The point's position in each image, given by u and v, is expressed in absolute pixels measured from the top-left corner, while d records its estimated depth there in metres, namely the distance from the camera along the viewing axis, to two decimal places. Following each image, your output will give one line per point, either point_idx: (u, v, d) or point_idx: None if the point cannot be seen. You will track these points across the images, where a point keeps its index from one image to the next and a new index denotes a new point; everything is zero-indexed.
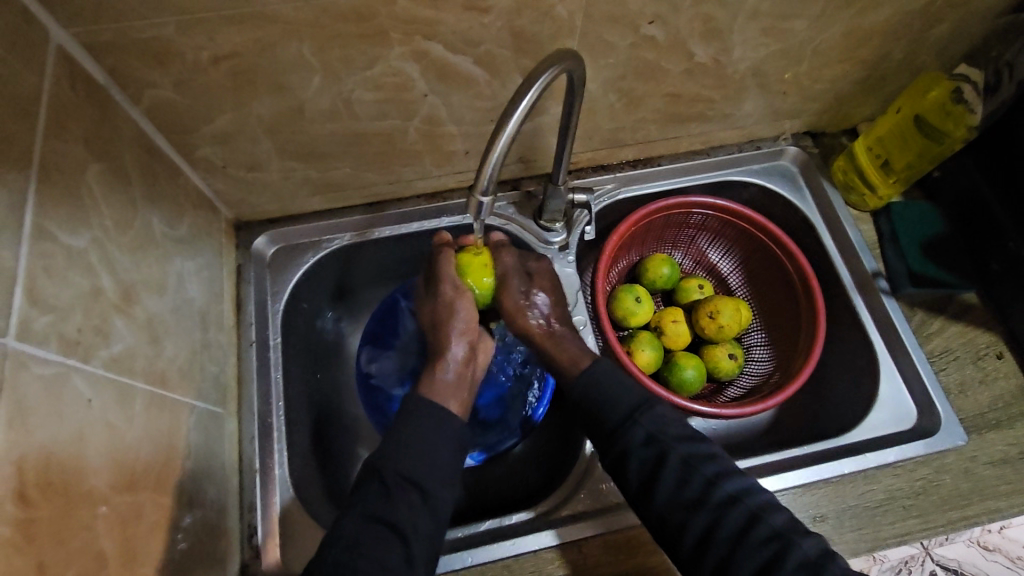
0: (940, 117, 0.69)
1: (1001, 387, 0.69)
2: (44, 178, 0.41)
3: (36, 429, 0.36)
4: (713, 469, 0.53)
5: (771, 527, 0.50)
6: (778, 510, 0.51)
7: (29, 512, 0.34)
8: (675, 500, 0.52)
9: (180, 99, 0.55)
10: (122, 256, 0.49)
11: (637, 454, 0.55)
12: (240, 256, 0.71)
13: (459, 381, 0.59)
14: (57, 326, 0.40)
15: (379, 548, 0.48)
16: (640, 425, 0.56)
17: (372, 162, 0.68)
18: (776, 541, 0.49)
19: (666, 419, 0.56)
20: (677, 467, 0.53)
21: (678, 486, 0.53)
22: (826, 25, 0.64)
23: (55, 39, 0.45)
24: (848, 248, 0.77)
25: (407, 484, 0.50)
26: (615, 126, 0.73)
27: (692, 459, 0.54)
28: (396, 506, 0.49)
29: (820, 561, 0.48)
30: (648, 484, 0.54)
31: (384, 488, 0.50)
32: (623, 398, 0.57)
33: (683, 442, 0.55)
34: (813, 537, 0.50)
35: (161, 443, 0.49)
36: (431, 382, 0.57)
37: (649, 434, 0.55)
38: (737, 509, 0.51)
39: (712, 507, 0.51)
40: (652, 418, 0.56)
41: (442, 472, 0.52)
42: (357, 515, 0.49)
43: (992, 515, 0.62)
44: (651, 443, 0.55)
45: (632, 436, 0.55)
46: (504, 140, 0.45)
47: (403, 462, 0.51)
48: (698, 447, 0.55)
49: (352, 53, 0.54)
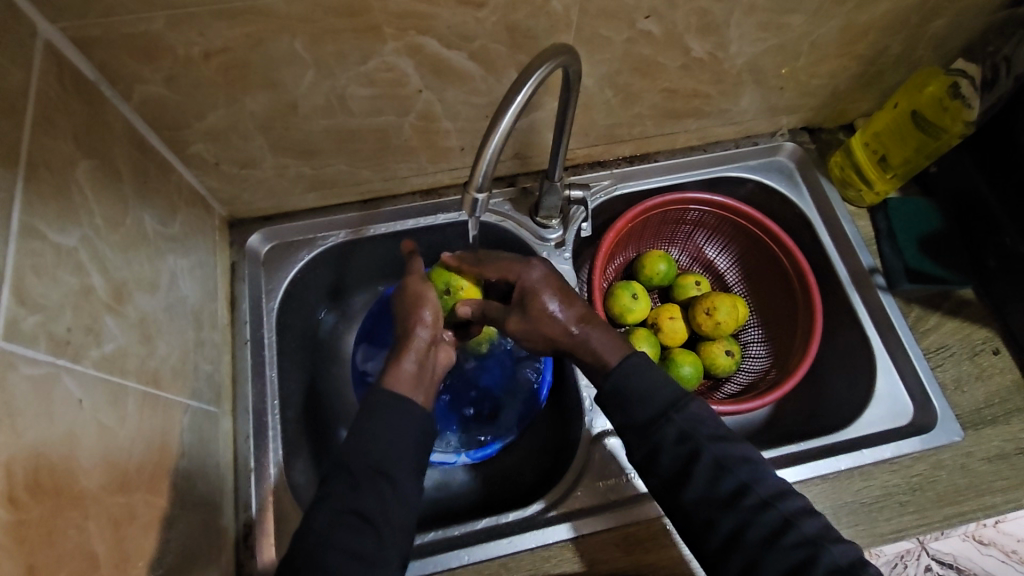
0: (936, 112, 0.69)
1: (998, 382, 0.69)
2: (33, 176, 0.40)
3: (25, 430, 0.35)
4: (748, 471, 0.52)
5: (802, 534, 0.49)
6: (805, 515, 0.51)
7: (20, 514, 0.34)
8: (705, 498, 0.51)
9: (172, 94, 0.54)
10: (114, 255, 0.48)
11: (670, 452, 0.53)
12: (234, 254, 0.71)
13: (420, 371, 0.56)
14: (46, 325, 0.39)
15: (345, 533, 0.47)
16: (673, 423, 0.54)
17: (367, 159, 0.68)
18: (807, 546, 0.48)
19: (701, 419, 0.54)
20: (710, 467, 0.52)
21: (709, 484, 0.52)
22: (823, 20, 0.63)
23: (42, 34, 0.45)
24: (846, 243, 0.77)
25: (375, 473, 0.49)
26: (611, 121, 0.72)
27: (725, 460, 0.52)
28: (364, 496, 0.48)
29: (851, 568, 0.47)
30: (676, 481, 0.52)
31: (354, 482, 0.49)
32: (648, 396, 0.55)
33: (716, 442, 0.53)
34: (843, 544, 0.49)
35: (154, 442, 0.49)
36: (392, 373, 0.55)
37: (682, 433, 0.53)
38: (769, 513, 0.50)
39: (742, 509, 0.50)
40: (686, 416, 0.54)
41: (408, 463, 0.51)
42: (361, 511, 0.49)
43: (988, 510, 0.62)
44: (684, 442, 0.53)
45: (664, 434, 0.53)
46: (500, 135, 0.44)
47: (373, 453, 0.50)
48: (733, 449, 0.53)
49: (345, 48, 0.54)
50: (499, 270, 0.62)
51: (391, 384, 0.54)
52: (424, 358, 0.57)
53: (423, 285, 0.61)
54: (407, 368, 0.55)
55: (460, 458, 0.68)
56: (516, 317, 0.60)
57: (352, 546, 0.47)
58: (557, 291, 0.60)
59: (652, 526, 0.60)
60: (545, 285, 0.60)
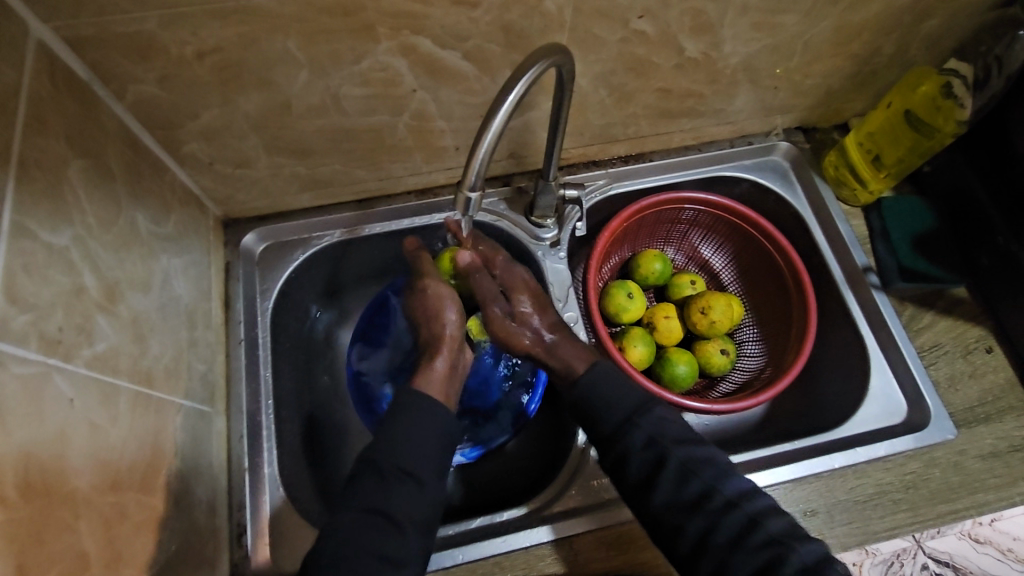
0: (929, 112, 0.69)
1: (990, 381, 0.69)
2: (24, 175, 0.40)
3: (15, 430, 0.35)
4: (713, 472, 0.53)
5: (767, 533, 0.49)
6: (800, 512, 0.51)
7: (9, 514, 0.34)
8: (674, 502, 0.52)
9: (165, 94, 0.54)
10: (106, 254, 0.48)
11: (637, 457, 0.54)
12: (229, 254, 0.71)
13: (450, 372, 0.59)
14: (37, 325, 0.39)
15: (370, 532, 0.47)
16: (639, 429, 0.55)
17: (362, 159, 0.68)
18: (773, 546, 0.49)
19: (666, 424, 0.55)
20: (675, 469, 0.53)
21: (676, 487, 0.52)
22: (816, 20, 0.64)
23: (35, 33, 0.45)
24: (840, 242, 0.77)
25: (399, 471, 0.50)
26: (606, 121, 0.72)
27: (691, 462, 0.53)
28: (397, 500, 0.49)
29: (818, 565, 0.47)
30: (645, 486, 0.53)
31: (383, 479, 0.50)
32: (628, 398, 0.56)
33: (681, 446, 0.54)
34: (813, 542, 0.49)
35: (146, 442, 0.49)
36: (424, 376, 0.57)
37: (650, 438, 0.54)
38: (735, 514, 0.50)
39: (710, 511, 0.51)
40: (651, 421, 0.55)
41: (431, 462, 0.51)
42: (351, 512, 0.49)
43: (982, 509, 0.62)
44: (650, 447, 0.54)
45: (631, 439, 0.55)
46: (492, 135, 0.44)
47: (400, 455, 0.51)
48: (698, 451, 0.54)
49: (339, 48, 0.54)
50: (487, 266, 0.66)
51: (424, 385, 0.56)
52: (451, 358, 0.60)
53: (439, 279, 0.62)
54: (438, 369, 0.58)
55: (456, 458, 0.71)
56: (499, 309, 0.63)
57: (379, 549, 0.47)
58: (532, 294, 0.64)
59: (646, 525, 0.60)
60: (524, 287, 0.65)
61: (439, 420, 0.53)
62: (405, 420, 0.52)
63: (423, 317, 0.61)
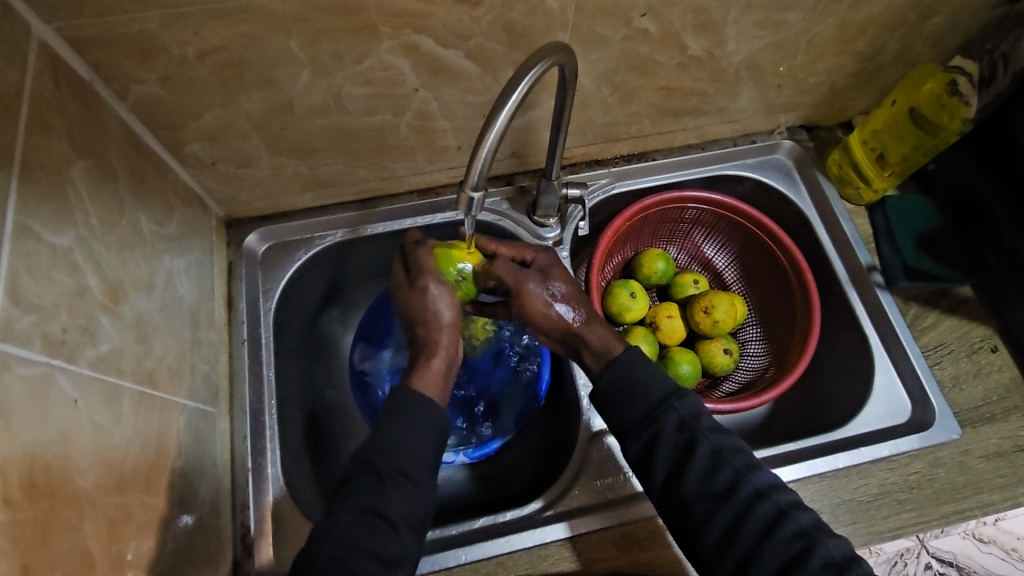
0: (934, 110, 0.69)
1: (996, 380, 0.69)
2: (27, 176, 0.40)
3: (20, 430, 0.35)
4: (744, 461, 0.53)
5: (798, 524, 0.49)
6: (803, 509, 0.51)
7: (14, 514, 0.34)
8: (702, 490, 0.52)
9: (167, 94, 0.54)
10: (109, 255, 0.48)
11: (667, 442, 0.53)
12: (231, 254, 0.71)
13: (447, 372, 0.56)
14: (41, 326, 0.39)
15: (367, 534, 0.48)
16: (674, 410, 0.54)
17: (364, 158, 0.68)
18: (802, 538, 0.49)
19: (699, 410, 0.55)
20: (705, 456, 0.52)
21: (705, 478, 0.52)
22: (820, 18, 0.63)
23: (37, 34, 0.45)
24: (843, 241, 0.77)
25: (397, 473, 0.50)
26: (609, 120, 0.72)
27: (722, 450, 0.53)
28: (390, 501, 0.49)
29: (844, 563, 0.47)
30: (675, 472, 0.53)
31: (380, 481, 0.49)
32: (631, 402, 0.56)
33: (715, 433, 0.54)
34: (838, 537, 0.49)
35: (150, 444, 0.49)
36: (423, 382, 0.54)
37: (681, 422, 0.54)
38: (764, 504, 0.50)
39: (740, 499, 0.51)
40: (688, 404, 0.55)
41: (426, 463, 0.51)
42: (348, 514, 0.48)
43: (986, 508, 0.62)
44: (683, 430, 0.54)
45: (664, 422, 0.54)
46: (495, 134, 0.44)
47: (401, 461, 0.50)
48: (729, 440, 0.54)
49: (341, 48, 0.54)
50: (514, 251, 0.63)
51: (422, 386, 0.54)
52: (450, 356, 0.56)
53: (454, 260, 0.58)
54: (436, 368, 0.55)
55: (457, 457, 0.70)
56: (535, 286, 0.59)
57: (376, 550, 0.47)
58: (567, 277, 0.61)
59: (649, 525, 0.60)
60: (556, 270, 0.61)
61: (433, 414, 0.52)
62: (404, 421, 0.51)
63: (416, 317, 0.57)
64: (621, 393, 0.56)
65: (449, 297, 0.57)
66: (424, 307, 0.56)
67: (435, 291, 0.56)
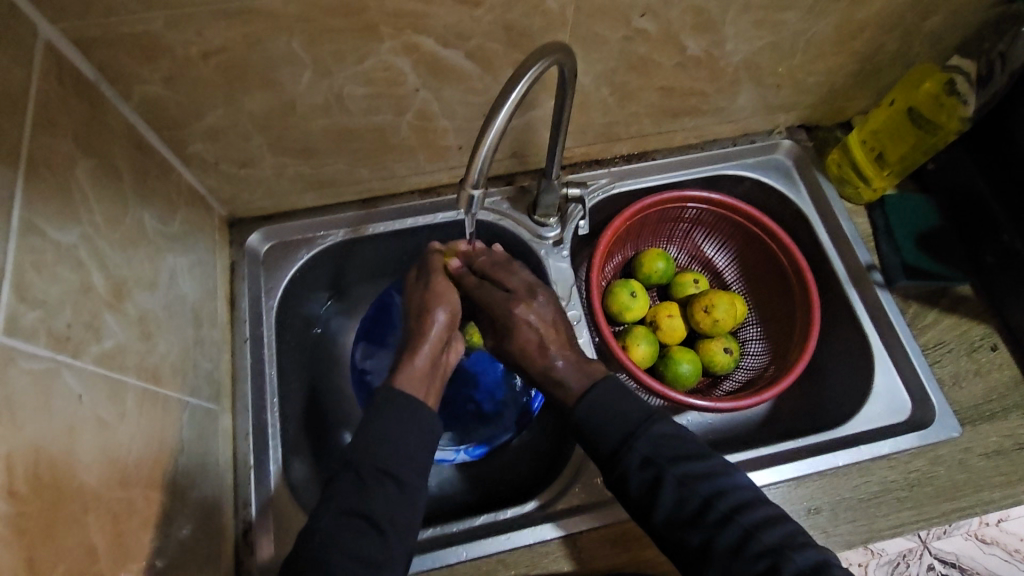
0: (933, 109, 0.69)
1: (996, 378, 0.69)
2: (33, 174, 0.41)
3: (25, 424, 0.36)
4: (710, 487, 0.53)
5: (763, 544, 0.49)
6: (771, 525, 0.51)
7: (18, 506, 0.34)
8: (673, 519, 0.52)
9: (172, 95, 0.55)
10: (114, 253, 0.49)
11: (635, 477, 0.54)
12: (234, 253, 0.71)
13: (429, 371, 0.58)
14: (46, 321, 0.40)
15: (349, 533, 0.48)
16: (636, 449, 0.55)
17: (365, 158, 0.68)
18: (768, 556, 0.49)
19: (663, 441, 0.55)
20: (672, 489, 0.53)
21: (677, 505, 0.52)
22: (818, 18, 0.64)
23: (43, 34, 0.45)
24: (843, 240, 0.77)
25: (382, 474, 0.51)
26: (608, 120, 0.73)
27: (688, 479, 0.53)
28: (381, 499, 0.50)
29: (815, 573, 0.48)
30: (645, 504, 0.53)
31: (361, 480, 0.50)
32: (628, 414, 0.56)
33: (679, 462, 0.54)
34: (807, 548, 0.49)
35: (153, 440, 0.49)
36: (405, 374, 0.57)
37: (646, 457, 0.54)
38: (731, 529, 0.51)
39: (708, 525, 0.51)
40: (648, 440, 0.55)
41: (413, 461, 0.52)
42: (329, 513, 0.49)
43: (987, 507, 0.62)
44: (647, 466, 0.54)
45: (628, 460, 0.54)
46: (495, 133, 0.45)
47: (379, 456, 0.51)
48: (696, 466, 0.54)
49: (343, 47, 0.54)
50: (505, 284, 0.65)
51: (402, 382, 0.56)
52: (434, 354, 0.60)
53: (445, 285, 0.63)
54: (417, 367, 0.58)
55: (458, 454, 0.73)
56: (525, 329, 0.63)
57: (357, 550, 0.48)
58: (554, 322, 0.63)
59: None
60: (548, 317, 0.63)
61: (420, 413, 0.54)
62: (387, 420, 0.53)
63: (415, 310, 0.62)
64: (611, 405, 0.57)
65: (448, 299, 0.62)
66: (426, 301, 0.62)
67: (439, 289, 0.62)
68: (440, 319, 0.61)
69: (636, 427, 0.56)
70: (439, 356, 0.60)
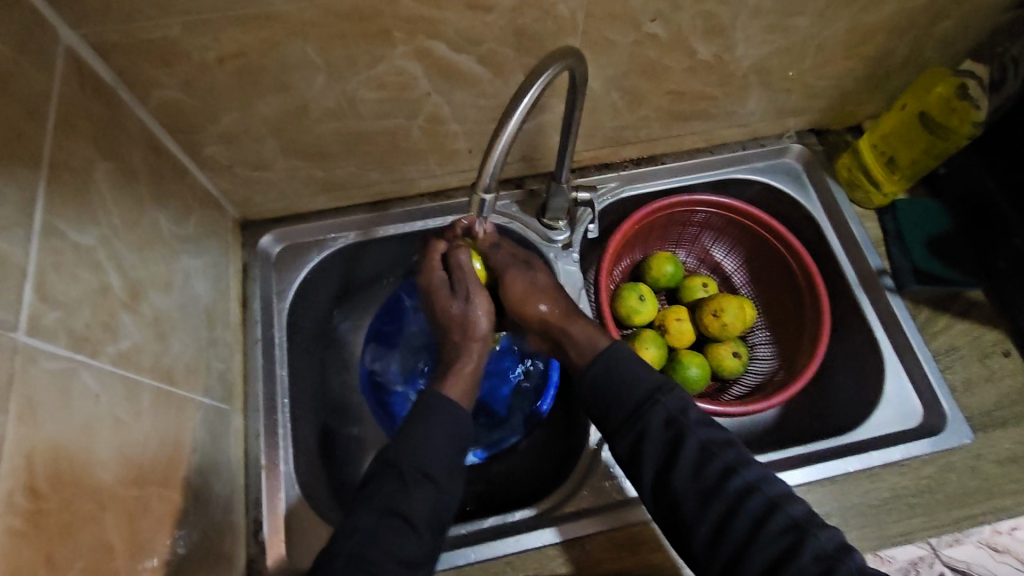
0: (945, 114, 0.70)
1: (1008, 385, 0.68)
2: (53, 178, 0.41)
3: (46, 422, 0.36)
4: (734, 455, 0.54)
5: (789, 518, 0.50)
6: (795, 501, 0.52)
7: (38, 503, 0.35)
8: (691, 485, 0.53)
9: (188, 98, 0.56)
10: (130, 254, 0.50)
11: (653, 439, 0.55)
12: (245, 254, 0.72)
13: (475, 379, 0.61)
14: (66, 322, 0.40)
15: (389, 534, 0.49)
16: (659, 408, 0.56)
17: (377, 161, 0.69)
18: (792, 531, 0.50)
19: (685, 407, 0.56)
20: (694, 453, 0.54)
21: (696, 471, 0.53)
22: (828, 23, 0.64)
23: (64, 40, 0.46)
24: (853, 245, 0.77)
25: (421, 475, 0.51)
26: (618, 124, 0.73)
27: (710, 444, 0.54)
28: (411, 497, 0.50)
29: (837, 553, 0.48)
30: (664, 468, 0.54)
31: (402, 480, 0.51)
32: (642, 379, 0.58)
33: (701, 427, 0.55)
34: (829, 530, 0.50)
35: (168, 439, 0.50)
36: (454, 387, 0.59)
37: (667, 418, 0.56)
38: (755, 496, 0.51)
39: (728, 494, 0.52)
40: (672, 401, 0.57)
41: (451, 464, 0.53)
42: (368, 511, 0.50)
43: (999, 515, 0.62)
44: (668, 427, 0.56)
45: (648, 421, 0.56)
46: (507, 138, 0.45)
47: (419, 458, 0.52)
48: (717, 434, 0.55)
49: (356, 52, 0.55)
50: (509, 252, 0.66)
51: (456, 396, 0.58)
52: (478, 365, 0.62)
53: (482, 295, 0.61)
54: (465, 378, 0.60)
55: None
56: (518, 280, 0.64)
57: (395, 550, 0.49)
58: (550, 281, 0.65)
59: (655, 527, 0.61)
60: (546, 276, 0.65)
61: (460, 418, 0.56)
62: (431, 425, 0.54)
63: (454, 321, 0.62)
64: (618, 389, 0.58)
65: (487, 309, 0.62)
66: (466, 314, 0.61)
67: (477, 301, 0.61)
68: (482, 332, 0.62)
69: (647, 397, 0.57)
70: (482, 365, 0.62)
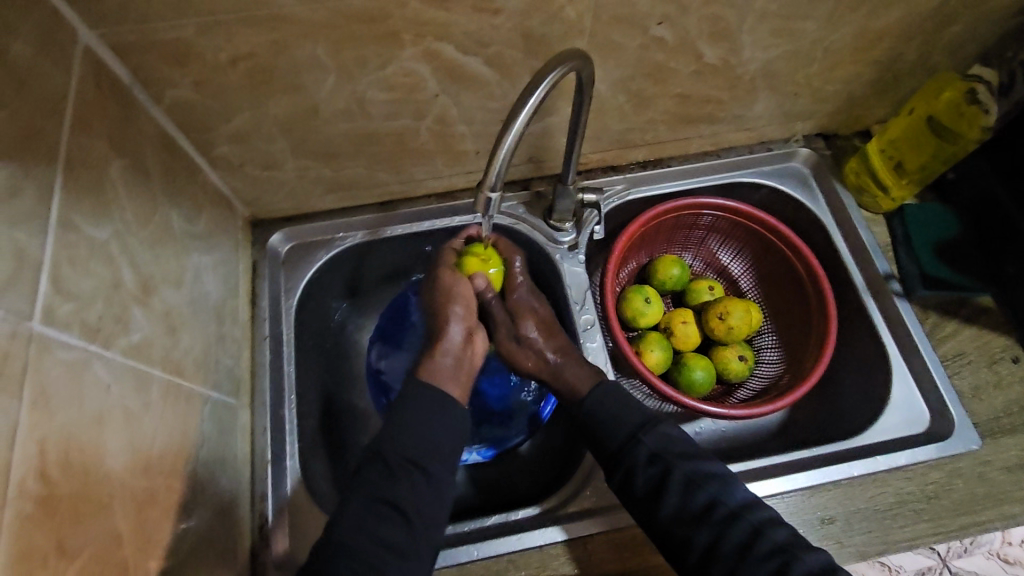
0: (953, 118, 0.69)
1: (1016, 392, 0.68)
2: (70, 174, 0.43)
3: (58, 410, 0.37)
4: (718, 485, 0.54)
5: (773, 542, 0.51)
6: (778, 525, 0.52)
7: (50, 489, 0.36)
8: (679, 516, 0.53)
9: (201, 98, 0.57)
10: (143, 249, 0.51)
11: (642, 472, 0.55)
12: (255, 252, 0.73)
13: (457, 366, 0.60)
14: (79, 314, 0.41)
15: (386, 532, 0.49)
16: (644, 444, 0.57)
17: (385, 162, 0.70)
18: (779, 555, 0.50)
19: (670, 440, 0.57)
20: (680, 484, 0.54)
21: (683, 501, 0.54)
22: (836, 27, 0.64)
23: (82, 40, 0.47)
24: (860, 249, 0.77)
25: (408, 464, 0.53)
26: (625, 126, 0.73)
27: (695, 476, 0.54)
28: (405, 495, 0.50)
29: (824, 573, 0.49)
30: (650, 501, 0.54)
31: (389, 469, 0.52)
32: (630, 415, 0.58)
33: (685, 460, 0.56)
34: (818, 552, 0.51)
35: (177, 432, 0.51)
36: (432, 371, 0.59)
37: (653, 452, 0.56)
38: (740, 524, 0.52)
39: (714, 523, 0.52)
40: (656, 437, 0.57)
41: (439, 454, 0.54)
42: (359, 498, 0.51)
43: (1008, 521, 0.62)
44: (654, 461, 0.56)
45: (636, 455, 0.56)
46: (511, 138, 0.46)
47: (405, 446, 0.53)
48: (700, 464, 0.55)
49: (366, 54, 0.56)
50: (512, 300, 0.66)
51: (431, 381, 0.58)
52: (459, 351, 0.61)
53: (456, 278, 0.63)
54: (443, 364, 0.59)
55: None
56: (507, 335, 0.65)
57: (387, 539, 0.49)
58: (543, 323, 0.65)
59: None
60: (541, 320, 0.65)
61: (448, 407, 0.56)
62: (415, 410, 0.55)
63: (433, 307, 0.63)
64: (609, 417, 0.59)
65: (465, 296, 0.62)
66: (442, 298, 0.62)
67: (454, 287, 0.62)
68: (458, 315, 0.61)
69: (637, 427, 0.58)
70: (464, 353, 0.61)
